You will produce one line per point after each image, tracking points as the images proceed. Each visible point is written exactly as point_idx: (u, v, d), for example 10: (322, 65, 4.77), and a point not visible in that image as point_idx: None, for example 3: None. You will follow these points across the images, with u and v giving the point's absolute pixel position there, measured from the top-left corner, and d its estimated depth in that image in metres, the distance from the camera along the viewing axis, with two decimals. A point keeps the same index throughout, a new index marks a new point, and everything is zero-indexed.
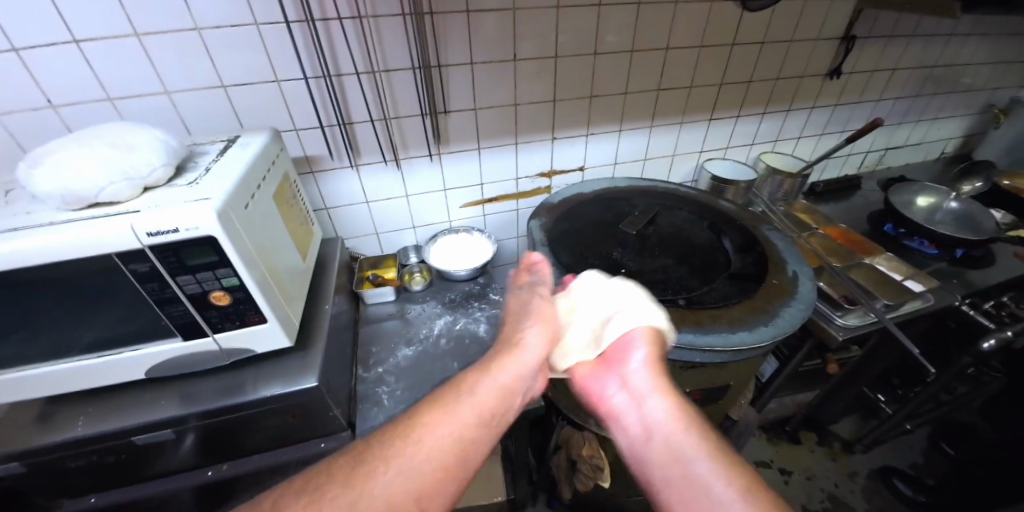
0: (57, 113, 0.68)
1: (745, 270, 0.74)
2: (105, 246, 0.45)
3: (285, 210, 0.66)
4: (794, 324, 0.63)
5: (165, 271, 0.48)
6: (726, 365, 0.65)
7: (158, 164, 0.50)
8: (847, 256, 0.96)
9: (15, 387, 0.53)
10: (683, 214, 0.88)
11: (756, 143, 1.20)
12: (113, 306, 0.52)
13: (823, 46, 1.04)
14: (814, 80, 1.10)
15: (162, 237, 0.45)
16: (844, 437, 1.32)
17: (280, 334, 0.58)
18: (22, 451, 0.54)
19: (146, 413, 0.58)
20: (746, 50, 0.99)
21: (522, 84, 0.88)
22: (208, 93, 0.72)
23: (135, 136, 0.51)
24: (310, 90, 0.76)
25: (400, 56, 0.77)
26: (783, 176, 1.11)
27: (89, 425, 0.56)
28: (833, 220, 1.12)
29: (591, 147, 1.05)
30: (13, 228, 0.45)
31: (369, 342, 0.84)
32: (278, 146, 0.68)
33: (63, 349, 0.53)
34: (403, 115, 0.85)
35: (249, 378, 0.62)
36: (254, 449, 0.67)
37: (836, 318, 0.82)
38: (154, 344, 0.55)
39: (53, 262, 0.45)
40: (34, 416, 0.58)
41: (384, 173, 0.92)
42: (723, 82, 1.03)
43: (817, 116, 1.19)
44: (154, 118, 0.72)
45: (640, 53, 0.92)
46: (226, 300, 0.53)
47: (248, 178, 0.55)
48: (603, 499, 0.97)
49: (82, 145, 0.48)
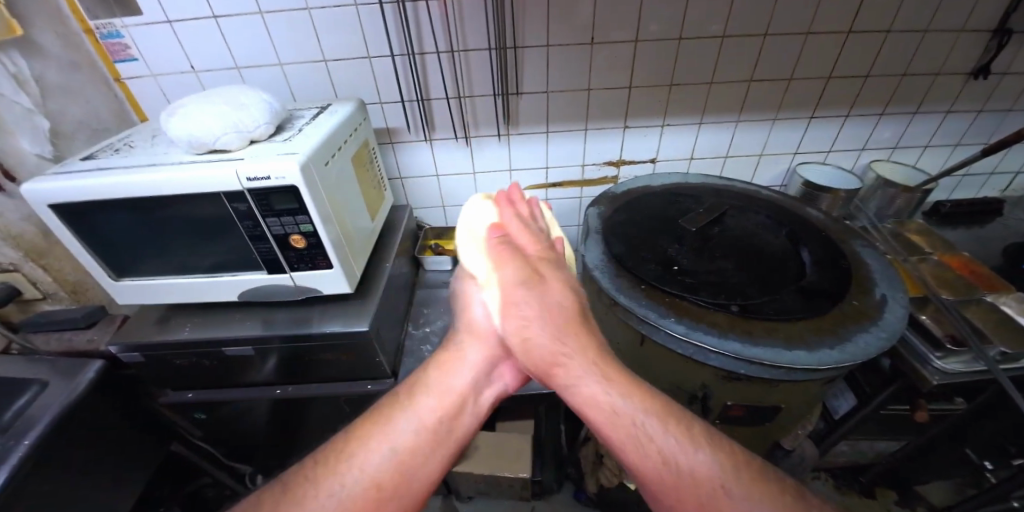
0: (198, 77, 0.82)
1: (821, 286, 0.66)
2: (215, 185, 0.54)
3: (360, 171, 0.73)
4: (870, 355, 0.55)
5: (258, 212, 0.57)
6: (777, 385, 0.59)
7: (262, 121, 0.58)
8: (965, 289, 0.79)
9: (146, 290, 0.67)
10: (758, 218, 0.80)
11: (866, 148, 1.04)
12: (217, 237, 0.62)
13: (968, 40, 0.86)
14: (950, 81, 0.92)
15: (257, 182, 0.53)
16: (931, 503, 1.14)
17: (341, 281, 0.65)
18: (145, 343, 0.68)
19: (234, 330, 0.69)
20: (863, 41, 0.86)
21: (597, 68, 0.86)
22: (312, 66, 0.82)
23: (247, 96, 0.59)
24: (395, 66, 0.82)
25: (479, 37, 0.80)
26: (896, 190, 0.96)
27: (192, 332, 0.69)
28: (954, 245, 0.93)
29: (665, 139, 0.99)
30: (155, 165, 0.56)
31: (421, 304, 0.91)
32: (360, 114, 0.75)
33: (182, 268, 0.66)
34: (476, 94, 0.88)
35: (316, 314, 0.70)
36: (313, 379, 0.77)
37: (933, 359, 0.70)
38: (244, 273, 0.65)
39: (177, 193, 0.55)
40: (156, 318, 0.72)
41: (454, 149, 0.96)
42: (830, 76, 0.91)
43: (953, 122, 0.99)
44: (269, 85, 0.84)
45: (731, 39, 0.84)
46: (302, 243, 0.60)
47: (330, 140, 0.61)
48: (627, 503, 0.95)
49: (209, 101, 0.57)
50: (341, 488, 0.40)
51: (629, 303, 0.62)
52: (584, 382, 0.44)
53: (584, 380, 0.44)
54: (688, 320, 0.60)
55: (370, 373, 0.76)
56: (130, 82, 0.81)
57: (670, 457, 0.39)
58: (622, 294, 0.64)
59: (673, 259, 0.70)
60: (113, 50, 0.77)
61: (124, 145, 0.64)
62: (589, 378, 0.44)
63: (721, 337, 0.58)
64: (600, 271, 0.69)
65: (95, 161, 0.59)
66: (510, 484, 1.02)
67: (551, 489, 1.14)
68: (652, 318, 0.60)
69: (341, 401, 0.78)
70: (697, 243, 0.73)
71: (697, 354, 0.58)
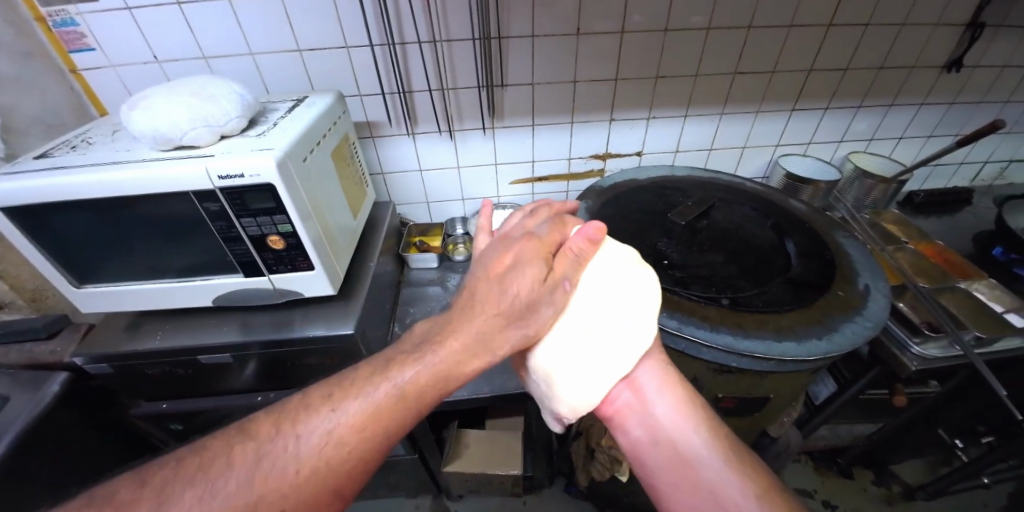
0: (162, 68, 0.77)
1: (807, 277, 0.67)
2: (184, 184, 0.50)
3: (341, 167, 0.70)
4: (855, 344, 0.56)
5: (231, 212, 0.53)
6: (766, 376, 0.59)
7: (233, 114, 0.54)
8: (939, 277, 0.82)
9: (112, 297, 0.62)
10: (744, 210, 0.81)
11: (845, 140, 1.06)
12: (189, 238, 0.58)
13: (942, 34, 0.88)
14: (925, 74, 0.94)
15: (230, 180, 0.50)
16: (905, 481, 1.19)
17: (324, 282, 0.62)
18: (113, 353, 0.64)
19: (211, 336, 0.65)
20: (843, 33, 0.87)
21: (582, 60, 0.85)
22: (286, 56, 0.78)
23: (216, 88, 0.56)
24: (374, 56, 0.79)
25: (462, 26, 0.77)
26: (873, 181, 0.98)
27: (164, 340, 0.65)
28: (928, 234, 0.97)
29: (651, 132, 0.99)
30: (117, 162, 0.52)
31: (407, 303, 0.89)
32: (340, 107, 0.71)
33: (151, 272, 0.62)
34: (459, 86, 0.85)
35: (298, 317, 0.67)
36: (297, 384, 0.74)
37: (912, 345, 0.72)
38: (219, 276, 0.62)
39: (142, 193, 0.51)
40: (124, 326, 0.68)
41: (438, 144, 0.94)
42: (812, 68, 0.92)
43: (926, 114, 1.02)
44: (240, 76, 0.80)
45: (716, 31, 0.84)
46: (281, 244, 0.57)
47: (308, 134, 0.58)
48: (618, 495, 0.95)
49: (174, 92, 0.53)
50: (301, 441, 0.36)
51: None
52: (656, 403, 0.47)
53: (654, 401, 0.47)
54: (680, 314, 0.60)
55: None
56: (87, 73, 0.76)
57: (711, 475, 0.41)
58: None
59: (662, 253, 0.69)
60: (68, 39, 0.71)
61: (81, 141, 0.59)
62: (659, 400, 0.47)
63: (712, 330, 0.58)
64: None
65: (49, 159, 0.55)
66: (502, 481, 1.02)
67: (543, 484, 1.14)
68: None
69: None
70: (686, 236, 0.73)
71: (689, 348, 0.58)
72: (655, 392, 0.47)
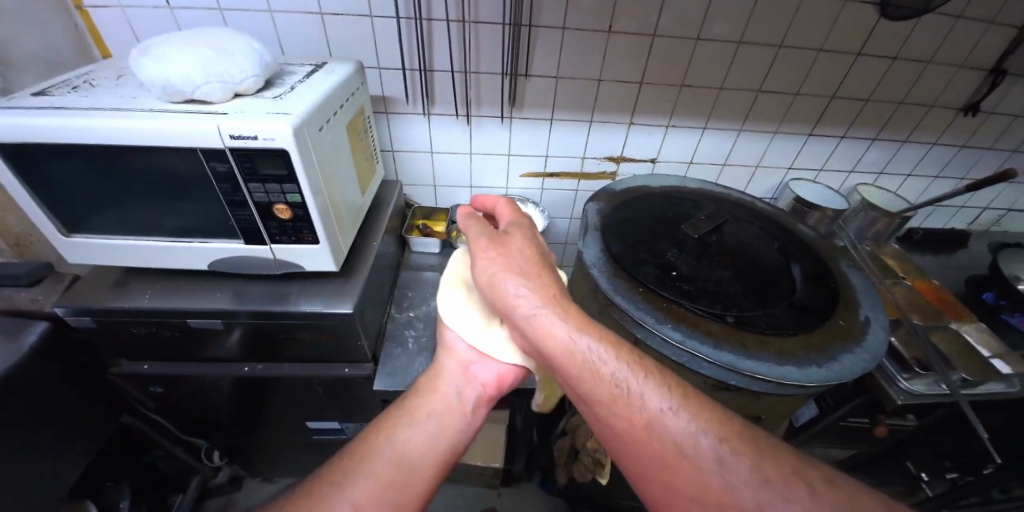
0: (173, 14, 0.73)
1: (811, 303, 0.67)
2: (194, 140, 0.47)
3: (354, 140, 0.68)
4: (853, 374, 0.57)
5: (239, 175, 0.51)
6: (761, 397, 0.60)
7: (249, 73, 0.51)
8: (932, 316, 0.84)
9: (102, 250, 0.59)
10: (753, 229, 0.81)
11: (856, 170, 1.07)
12: (191, 198, 0.56)
13: (965, 77, 0.89)
14: (942, 114, 0.95)
15: (242, 141, 0.47)
16: None
17: (327, 258, 0.60)
18: (99, 308, 0.61)
19: (203, 301, 0.63)
20: (870, 64, 0.87)
21: (610, 59, 0.83)
22: (307, 18, 0.74)
23: (233, 42, 0.52)
24: (399, 29, 0.76)
25: (493, 9, 0.74)
26: (878, 214, 0.99)
27: (154, 301, 0.63)
28: (924, 272, 0.98)
29: (668, 140, 0.98)
30: (122, 109, 0.49)
31: (406, 286, 0.87)
32: (359, 78, 0.69)
33: (147, 229, 0.59)
34: (483, 71, 0.83)
35: (295, 291, 0.65)
36: (288, 358, 0.72)
37: (900, 380, 0.73)
38: (218, 241, 0.59)
39: (148, 144, 0.48)
40: (112, 281, 0.65)
41: (453, 127, 0.92)
42: (835, 95, 0.91)
43: (936, 154, 1.03)
44: (256, 33, 0.76)
45: (747, 45, 0.83)
46: (287, 214, 0.55)
47: (326, 103, 0.55)
48: (596, 496, 0.97)
49: (188, 42, 0.50)
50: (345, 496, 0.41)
51: (626, 306, 0.62)
52: (550, 327, 0.44)
53: (555, 331, 0.43)
54: (684, 327, 0.60)
55: (350, 356, 0.72)
56: (93, 12, 0.71)
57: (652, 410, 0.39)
58: (621, 297, 0.63)
59: (671, 263, 0.69)
60: None
61: (83, 82, 0.55)
62: (557, 323, 0.44)
63: (716, 347, 0.58)
64: (599, 270, 0.68)
65: (49, 97, 0.51)
66: (482, 472, 1.02)
67: (521, 477, 1.15)
68: (649, 323, 0.60)
69: (316, 382, 0.74)
70: (696, 249, 0.72)
71: (690, 361, 0.58)
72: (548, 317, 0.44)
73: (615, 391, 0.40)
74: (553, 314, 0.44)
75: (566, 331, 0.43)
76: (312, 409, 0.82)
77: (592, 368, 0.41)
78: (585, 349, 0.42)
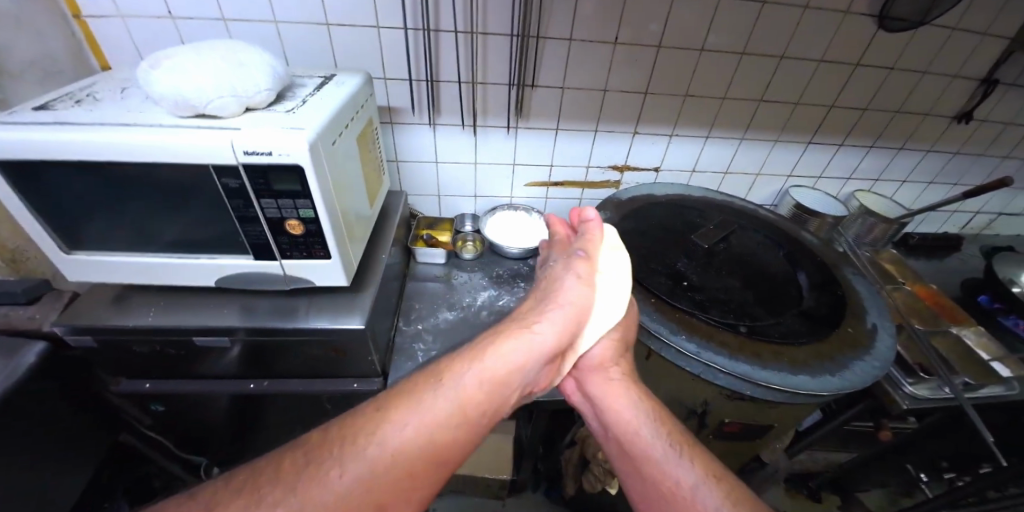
0: (176, 25, 0.72)
1: (820, 311, 0.68)
2: (206, 156, 0.46)
3: (364, 153, 0.67)
4: (866, 383, 0.58)
5: (251, 191, 0.50)
6: (774, 406, 0.60)
7: (263, 87, 0.51)
8: (932, 320, 0.86)
9: (105, 266, 0.58)
10: (760, 238, 0.81)
11: (853, 178, 1.09)
12: (199, 213, 0.54)
13: (958, 87, 0.91)
14: (936, 122, 0.98)
15: (255, 157, 0.46)
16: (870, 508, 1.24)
17: (339, 273, 0.59)
18: (100, 326, 0.59)
19: (209, 317, 0.61)
20: (868, 74, 0.89)
21: (616, 70, 0.84)
22: (314, 29, 0.74)
23: (246, 55, 0.51)
24: (406, 40, 0.75)
25: (501, 21, 0.74)
26: (876, 220, 1.01)
27: (158, 318, 0.61)
28: (922, 277, 1.00)
29: (672, 149, 0.99)
30: (131, 124, 0.48)
31: (412, 298, 0.86)
32: (368, 90, 0.68)
33: (152, 244, 0.58)
34: (489, 81, 0.83)
35: (304, 306, 0.64)
36: (295, 374, 0.71)
37: (905, 384, 0.75)
38: (225, 256, 0.58)
39: (158, 160, 0.47)
40: (113, 297, 0.63)
41: (459, 136, 0.91)
42: (834, 104, 0.93)
43: (930, 161, 1.06)
44: (261, 44, 0.75)
45: (750, 56, 0.84)
46: (299, 230, 0.54)
47: (339, 116, 0.55)
48: (604, 506, 0.96)
49: (200, 55, 0.49)
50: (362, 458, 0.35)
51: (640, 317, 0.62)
52: (617, 399, 0.53)
53: (625, 407, 0.52)
54: (698, 338, 0.60)
55: (359, 371, 0.71)
56: (91, 21, 0.70)
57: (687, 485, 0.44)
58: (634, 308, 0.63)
59: (682, 273, 0.69)
60: None
61: (86, 95, 0.54)
62: (625, 408, 0.52)
63: (731, 357, 0.58)
64: None
65: (52, 111, 0.50)
66: (488, 483, 1.01)
67: (526, 488, 1.14)
68: (664, 334, 0.60)
69: (323, 397, 0.72)
70: (705, 259, 0.73)
71: (705, 372, 0.58)
72: (613, 397, 0.53)
73: (661, 465, 0.46)
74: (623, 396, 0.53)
75: (637, 414, 0.51)
76: (317, 424, 0.81)
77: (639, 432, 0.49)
78: (644, 424, 0.50)
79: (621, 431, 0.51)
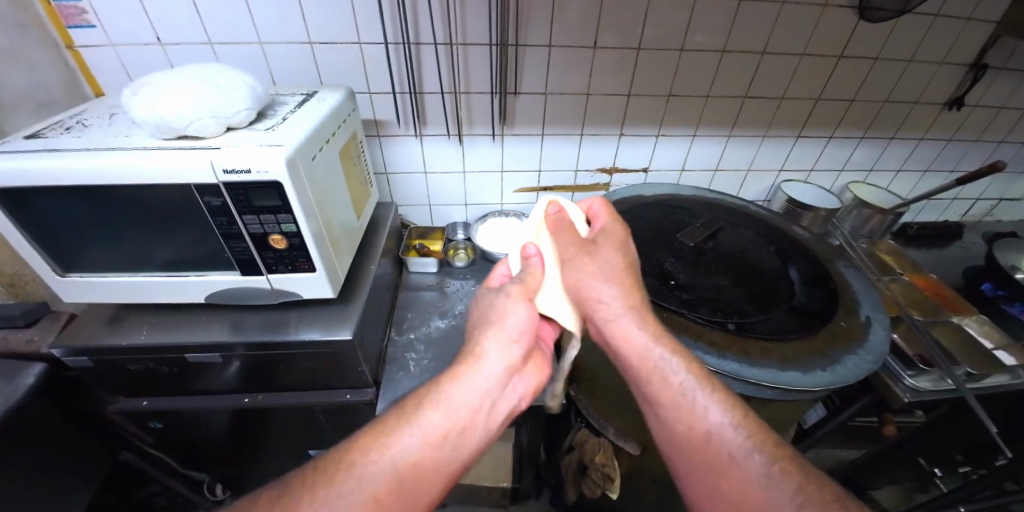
0: (164, 51, 0.74)
1: (811, 305, 0.67)
2: (188, 176, 0.48)
3: (348, 166, 0.68)
4: (858, 376, 0.57)
5: (233, 208, 0.51)
6: (767, 404, 0.59)
7: (243, 107, 0.52)
8: (931, 311, 0.84)
9: (97, 287, 0.59)
10: (749, 234, 0.81)
11: (845, 170, 1.08)
12: (187, 232, 0.56)
13: (945, 74, 0.91)
14: (926, 110, 0.97)
15: (235, 175, 0.48)
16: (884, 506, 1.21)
17: (325, 285, 0.60)
18: (94, 346, 0.60)
19: (200, 334, 0.62)
20: (853, 66, 0.88)
21: (598, 73, 0.84)
22: (297, 48, 0.76)
23: (226, 77, 0.53)
24: (387, 55, 0.77)
25: (480, 31, 0.76)
26: (871, 211, 1.00)
27: (151, 336, 0.62)
28: (921, 267, 0.99)
29: (659, 149, 0.99)
30: (116, 149, 0.49)
31: (405, 308, 0.87)
32: (350, 104, 0.70)
33: (143, 264, 0.59)
34: (472, 91, 0.84)
35: (294, 319, 0.65)
36: (289, 387, 0.71)
37: (905, 377, 0.73)
38: (213, 273, 0.59)
39: (142, 183, 0.48)
40: (109, 317, 0.65)
41: (445, 146, 0.92)
42: (820, 97, 0.93)
43: (923, 150, 1.05)
44: (247, 65, 0.77)
45: (731, 54, 0.84)
46: (283, 244, 0.55)
47: (319, 131, 0.56)
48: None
49: (180, 79, 0.50)
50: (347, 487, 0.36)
51: None
52: (631, 336, 0.49)
53: (634, 336, 0.49)
54: (686, 337, 0.60)
55: (351, 382, 0.71)
56: (84, 51, 0.72)
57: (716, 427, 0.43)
58: None
59: (670, 273, 0.69)
60: (67, 13, 0.68)
61: (76, 123, 0.56)
62: (639, 334, 0.49)
63: (719, 356, 0.57)
64: None
65: (42, 139, 0.52)
66: (489, 492, 1.00)
67: (529, 495, 1.13)
68: None
69: (317, 410, 0.73)
70: (693, 258, 0.72)
71: None
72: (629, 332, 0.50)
73: (681, 398, 0.45)
74: (632, 322, 0.50)
75: (648, 343, 0.49)
76: (314, 437, 0.81)
77: (663, 373, 0.47)
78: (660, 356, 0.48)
79: (639, 373, 0.48)
